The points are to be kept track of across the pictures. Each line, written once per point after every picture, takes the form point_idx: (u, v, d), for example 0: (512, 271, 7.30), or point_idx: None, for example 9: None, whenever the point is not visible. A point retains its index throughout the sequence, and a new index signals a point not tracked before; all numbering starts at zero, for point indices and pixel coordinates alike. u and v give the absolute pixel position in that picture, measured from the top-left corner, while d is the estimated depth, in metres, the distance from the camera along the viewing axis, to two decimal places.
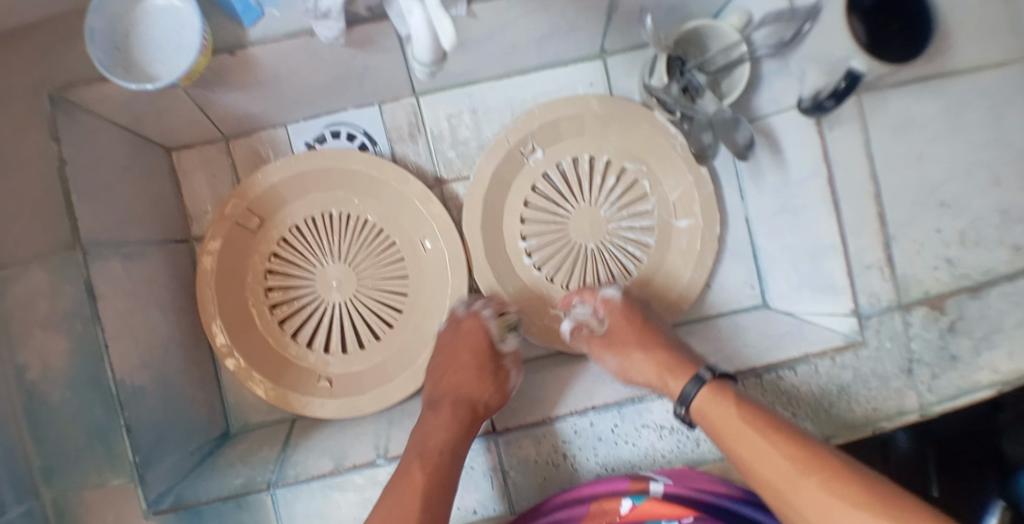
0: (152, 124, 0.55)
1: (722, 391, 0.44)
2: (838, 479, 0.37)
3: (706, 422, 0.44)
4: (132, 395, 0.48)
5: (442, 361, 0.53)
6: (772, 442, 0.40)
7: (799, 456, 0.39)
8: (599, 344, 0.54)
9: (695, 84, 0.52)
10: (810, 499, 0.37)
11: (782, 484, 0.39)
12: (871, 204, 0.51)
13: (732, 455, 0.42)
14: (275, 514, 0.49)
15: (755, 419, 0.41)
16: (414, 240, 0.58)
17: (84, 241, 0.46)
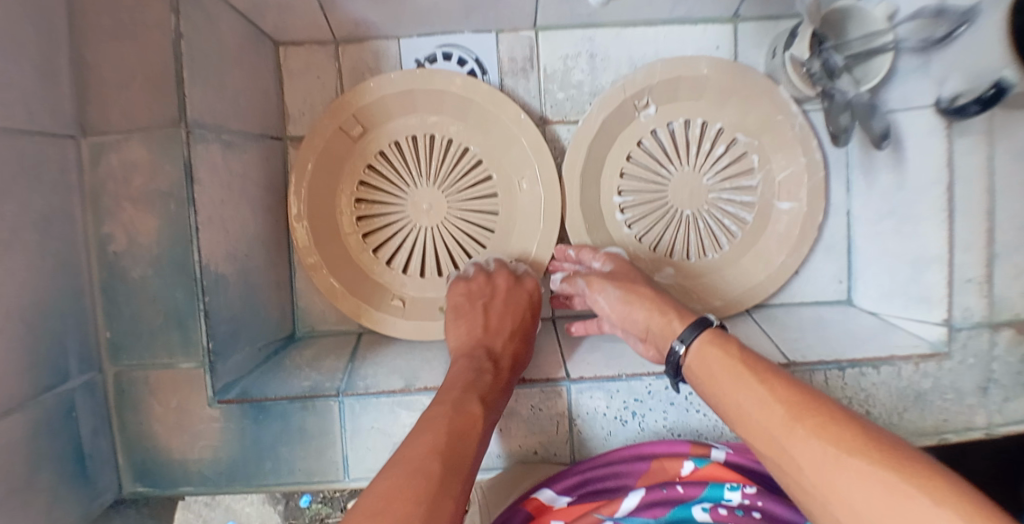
0: (269, 15, 0.53)
1: (724, 340, 0.41)
2: (837, 426, 0.31)
3: (699, 376, 0.41)
4: (215, 283, 0.49)
5: (481, 304, 0.51)
6: (767, 388, 0.35)
7: (792, 405, 0.33)
8: (598, 279, 0.50)
9: (832, 65, 0.48)
10: (799, 451, 0.31)
11: (771, 437, 0.33)
12: (982, 220, 0.50)
13: (726, 408, 0.37)
14: (340, 423, 0.50)
15: (754, 367, 0.37)
16: (513, 179, 0.57)
17: (191, 123, 0.46)
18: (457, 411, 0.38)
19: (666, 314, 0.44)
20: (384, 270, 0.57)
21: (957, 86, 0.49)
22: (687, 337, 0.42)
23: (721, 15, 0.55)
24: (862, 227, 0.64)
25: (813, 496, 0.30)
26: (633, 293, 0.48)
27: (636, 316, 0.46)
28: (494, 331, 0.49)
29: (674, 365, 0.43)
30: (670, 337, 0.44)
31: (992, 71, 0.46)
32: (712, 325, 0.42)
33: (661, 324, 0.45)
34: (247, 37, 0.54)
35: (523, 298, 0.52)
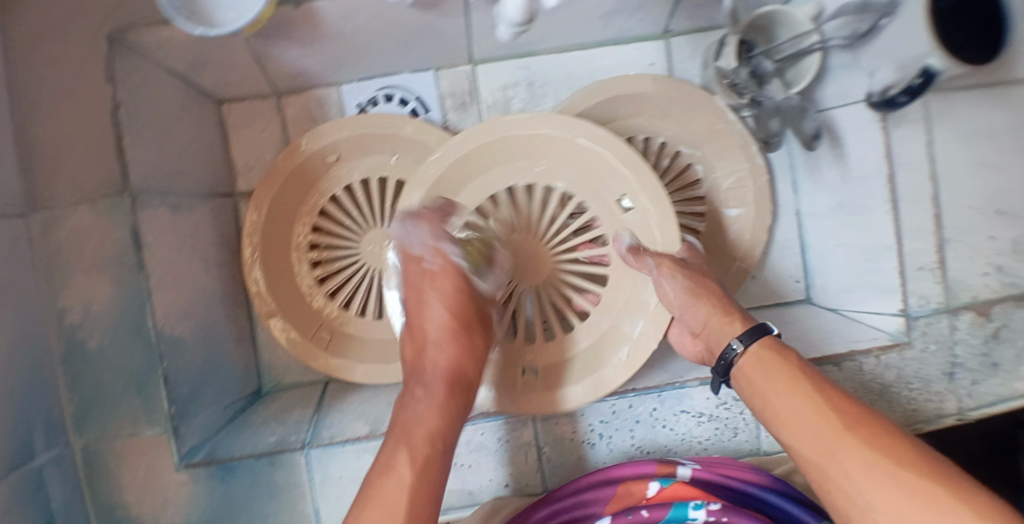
0: (207, 74, 0.54)
1: (780, 349, 0.43)
2: (885, 438, 0.33)
3: (749, 379, 0.42)
4: (174, 344, 0.49)
5: (416, 327, 0.48)
6: (818, 399, 0.38)
7: (842, 414, 0.36)
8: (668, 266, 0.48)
9: (762, 70, 0.52)
10: (847, 458, 0.33)
11: (819, 443, 0.36)
12: (926, 207, 0.52)
13: (780, 417, 0.39)
14: (308, 475, 0.49)
15: (812, 377, 0.40)
16: (610, 198, 0.51)
17: (136, 190, 0.47)
18: (391, 465, 0.38)
19: (730, 314, 0.47)
20: (340, 313, 0.57)
21: (888, 75, 0.48)
22: (745, 338, 0.44)
23: (652, 32, 0.57)
24: (811, 222, 0.65)
25: (851, 501, 0.33)
26: (701, 290, 0.48)
27: (699, 309, 0.48)
28: (426, 346, 0.46)
29: (725, 365, 0.45)
30: (728, 335, 0.45)
31: (918, 56, 0.44)
32: (771, 333, 0.43)
33: (720, 322, 0.47)
34: (187, 95, 0.55)
35: (456, 289, 0.49)
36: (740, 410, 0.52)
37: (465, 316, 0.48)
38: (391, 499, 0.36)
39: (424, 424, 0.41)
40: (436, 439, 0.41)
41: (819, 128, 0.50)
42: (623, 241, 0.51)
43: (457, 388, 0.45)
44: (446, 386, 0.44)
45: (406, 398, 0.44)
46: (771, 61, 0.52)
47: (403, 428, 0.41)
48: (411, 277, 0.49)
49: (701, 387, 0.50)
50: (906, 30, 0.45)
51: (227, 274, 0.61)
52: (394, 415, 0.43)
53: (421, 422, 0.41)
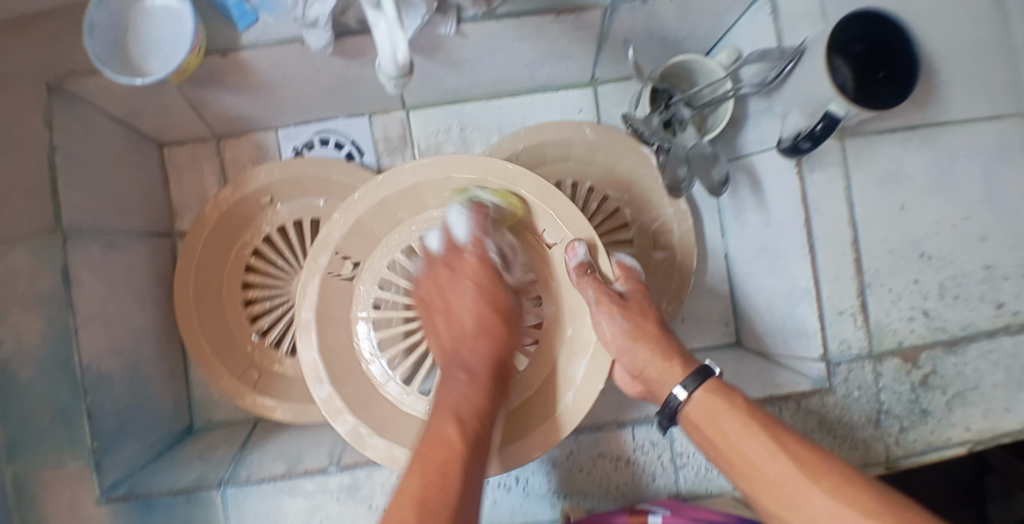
0: (148, 120, 0.59)
1: (723, 390, 0.42)
2: (848, 487, 0.33)
3: (699, 427, 0.41)
4: (98, 381, 0.51)
5: (440, 304, 0.45)
6: (772, 450, 0.37)
7: (800, 462, 0.36)
8: (609, 301, 0.45)
9: (679, 117, 0.56)
10: (812, 508, 0.34)
11: (780, 493, 0.36)
12: (848, 251, 0.51)
13: (733, 467, 0.39)
14: (223, 513, 0.50)
15: (760, 422, 0.39)
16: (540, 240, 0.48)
17: (67, 228, 0.49)
18: (439, 435, 0.36)
19: (669, 359, 0.44)
20: (268, 350, 0.61)
21: (798, 120, 0.49)
22: (689, 384, 0.42)
23: (581, 80, 0.63)
24: (740, 263, 0.68)
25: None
26: (640, 330, 0.45)
27: (638, 355, 0.45)
28: (463, 335, 0.43)
29: (671, 410, 0.43)
30: (671, 381, 0.43)
31: (823, 99, 0.45)
32: (714, 375, 0.42)
33: (659, 370, 0.44)
34: (125, 139, 0.59)
35: (482, 280, 0.45)
36: (659, 455, 0.51)
37: (502, 301, 0.45)
38: (432, 472, 0.34)
39: (463, 399, 0.39)
40: (483, 419, 0.39)
41: (727, 175, 0.52)
42: (578, 251, 0.45)
43: (501, 378, 0.43)
44: (489, 372, 0.42)
45: (447, 379, 0.41)
46: (689, 108, 0.55)
47: (443, 408, 0.39)
48: (437, 261, 0.46)
49: (618, 431, 0.51)
50: (809, 77, 0.45)
51: (161, 312, 0.63)
52: (434, 399, 0.41)
53: (464, 405, 0.39)
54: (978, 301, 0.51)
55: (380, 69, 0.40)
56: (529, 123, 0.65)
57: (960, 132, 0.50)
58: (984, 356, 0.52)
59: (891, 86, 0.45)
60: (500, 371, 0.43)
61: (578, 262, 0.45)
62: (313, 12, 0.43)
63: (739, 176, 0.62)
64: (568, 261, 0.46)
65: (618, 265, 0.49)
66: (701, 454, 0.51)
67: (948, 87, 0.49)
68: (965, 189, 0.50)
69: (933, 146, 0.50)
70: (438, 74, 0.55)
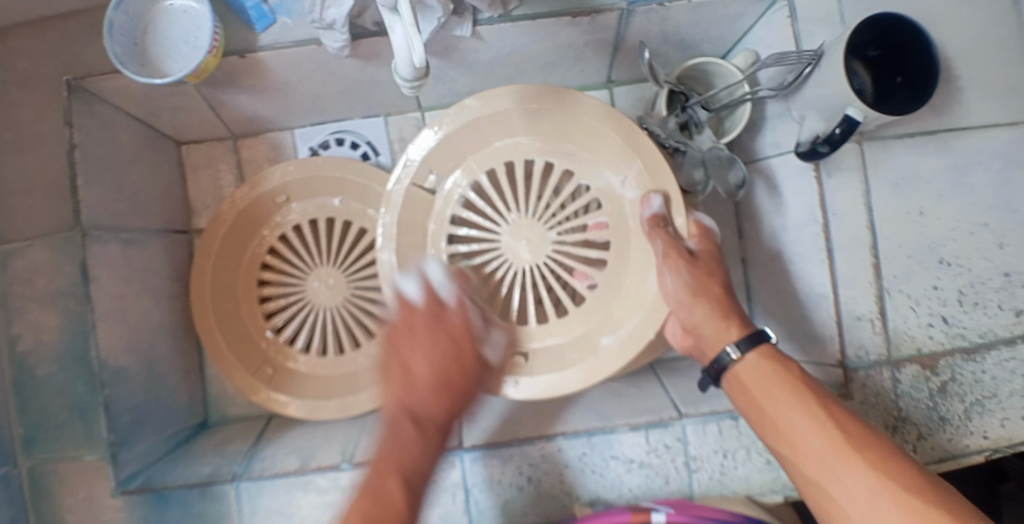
0: (166, 119, 0.60)
1: (779, 356, 0.40)
2: (892, 466, 0.32)
3: (743, 388, 0.40)
4: (115, 376, 0.51)
5: (397, 360, 0.46)
6: (816, 422, 0.36)
7: (846, 434, 0.35)
8: (675, 258, 0.44)
9: (695, 120, 0.54)
10: (851, 480, 0.33)
11: (820, 462, 0.35)
12: (867, 256, 0.50)
13: (768, 432, 0.38)
14: (237, 508, 0.50)
15: (807, 391, 0.38)
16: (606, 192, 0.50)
17: (87, 227, 0.49)
18: (377, 489, 0.37)
19: (728, 319, 0.42)
20: (284, 346, 0.61)
21: (815, 125, 0.48)
22: (742, 345, 0.41)
23: (597, 83, 0.63)
24: (757, 266, 0.67)
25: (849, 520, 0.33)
26: (703, 287, 0.43)
27: (695, 311, 0.43)
28: (414, 389, 0.44)
29: (717, 369, 0.42)
30: (727, 339, 0.42)
31: (840, 103, 0.45)
32: (770, 341, 0.41)
33: (715, 328, 0.42)
34: (146, 138, 0.60)
35: (448, 341, 0.46)
36: (671, 458, 0.50)
37: (467, 365, 0.46)
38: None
39: (405, 455, 0.40)
40: (419, 477, 0.40)
41: (744, 179, 0.50)
42: (653, 203, 0.47)
43: (446, 430, 0.44)
44: (439, 430, 0.43)
45: (393, 433, 0.41)
46: (706, 110, 0.54)
47: (387, 456, 0.40)
48: (414, 315, 0.48)
49: (632, 433, 0.50)
50: (827, 80, 0.45)
51: (178, 309, 0.64)
52: (379, 445, 0.41)
53: (408, 457, 0.40)
54: (997, 309, 0.51)
55: (397, 71, 0.41)
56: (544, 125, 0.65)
57: (980, 138, 0.49)
58: (1002, 364, 0.51)
59: (907, 91, 0.45)
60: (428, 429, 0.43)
61: (652, 214, 0.46)
62: (329, 15, 0.43)
63: (755, 178, 0.62)
64: (642, 211, 0.47)
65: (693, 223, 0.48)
66: (716, 457, 0.50)
67: (969, 92, 0.49)
68: (985, 195, 0.50)
69: (951, 152, 0.50)
70: (452, 77, 0.55)
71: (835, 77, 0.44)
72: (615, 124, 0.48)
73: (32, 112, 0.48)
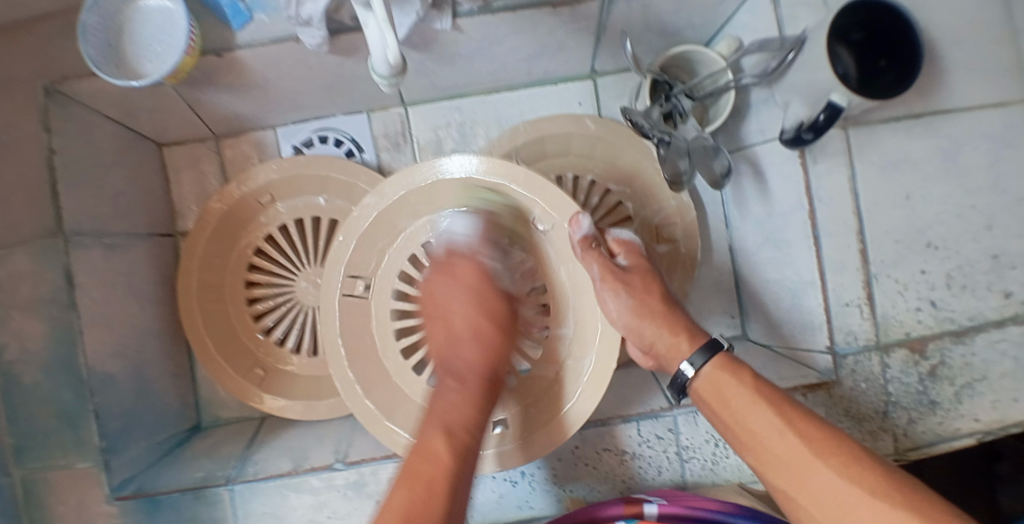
0: (145, 121, 0.59)
1: (732, 364, 0.42)
2: (858, 467, 0.35)
3: (705, 399, 0.42)
4: (103, 383, 0.51)
5: (440, 311, 0.48)
6: (783, 429, 0.38)
7: (807, 440, 0.37)
8: (613, 279, 0.46)
9: (680, 109, 0.54)
10: (820, 485, 0.35)
11: (788, 469, 0.37)
12: (854, 242, 0.50)
13: (734, 440, 0.40)
14: (231, 511, 0.50)
15: (770, 397, 0.39)
16: (529, 219, 0.49)
17: (69, 233, 0.49)
18: (427, 448, 0.39)
19: (676, 333, 0.44)
20: (274, 348, 0.61)
21: (799, 110, 0.48)
22: (696, 360, 0.42)
23: (580, 73, 0.63)
24: (745, 254, 0.67)
25: (823, 522, 0.35)
26: (644, 306, 0.46)
27: (643, 331, 0.45)
28: (455, 340, 0.47)
29: (679, 385, 0.44)
30: (679, 358, 0.44)
31: (824, 89, 0.44)
32: (726, 350, 0.42)
33: (668, 343, 0.45)
34: (125, 141, 0.59)
35: (478, 286, 0.48)
36: (664, 449, 0.50)
37: (500, 313, 0.49)
38: (417, 486, 0.37)
39: (451, 410, 0.42)
40: (470, 431, 0.42)
41: (728, 167, 0.51)
42: (582, 225, 0.47)
43: (492, 387, 0.46)
44: (481, 383, 0.45)
45: (439, 391, 0.44)
46: (690, 100, 0.54)
47: (421, 445, 0.40)
48: (440, 265, 0.49)
49: (624, 425, 0.50)
50: (810, 65, 0.45)
51: (165, 312, 0.63)
52: (428, 406, 0.44)
53: (455, 414, 0.42)
54: (985, 291, 0.50)
55: (373, 68, 0.40)
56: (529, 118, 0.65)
57: (965, 120, 0.49)
58: (991, 345, 0.51)
59: (893, 74, 0.45)
60: (495, 380, 0.46)
61: (583, 234, 0.47)
62: (305, 11, 0.43)
63: (742, 166, 0.62)
64: (572, 233, 0.48)
65: (614, 240, 0.51)
66: (707, 447, 0.51)
67: (952, 73, 0.48)
68: (970, 177, 0.50)
69: (937, 134, 0.49)
70: (433, 71, 0.55)
71: (817, 63, 0.44)
72: (536, 188, 0.48)
73: (6, 118, 0.47)
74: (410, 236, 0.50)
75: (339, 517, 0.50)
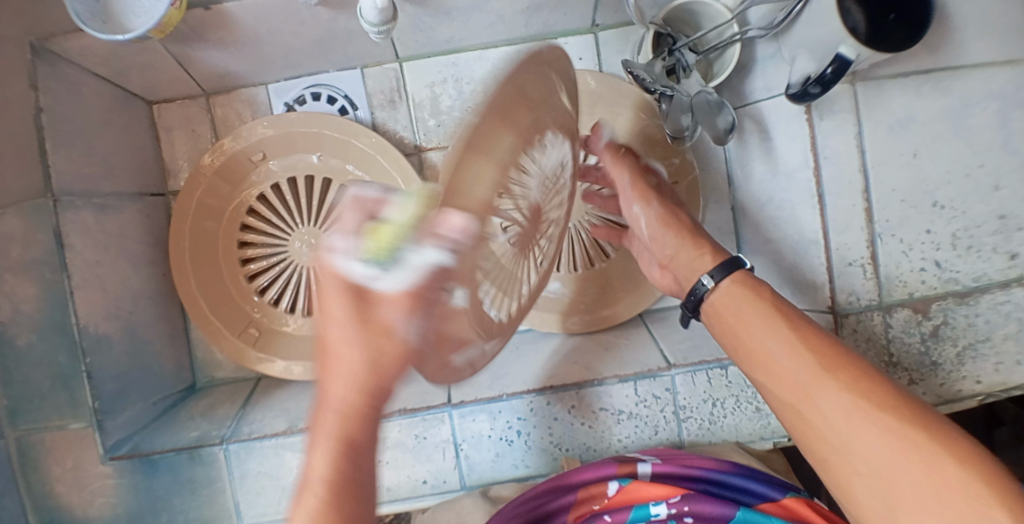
0: (134, 78, 0.58)
1: (751, 280, 0.41)
2: (869, 384, 0.32)
3: (722, 317, 0.40)
4: (97, 344, 0.50)
5: (320, 334, 0.27)
6: (793, 346, 0.36)
7: (821, 355, 0.34)
8: (642, 188, 0.48)
9: (683, 64, 0.53)
10: (827, 400, 0.33)
11: (796, 384, 0.34)
12: (859, 199, 0.49)
13: (746, 363, 0.38)
14: (227, 471, 0.50)
15: (780, 316, 0.37)
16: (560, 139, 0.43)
17: (58, 193, 0.48)
18: (315, 513, 0.25)
19: (700, 247, 0.45)
20: (269, 309, 0.60)
21: (806, 65, 0.47)
22: (717, 273, 0.42)
23: (580, 27, 0.61)
24: (748, 216, 0.66)
25: (826, 443, 0.32)
26: (670, 219, 0.47)
27: (668, 243, 0.46)
28: (333, 382, 0.27)
29: (695, 300, 0.43)
30: (700, 270, 0.43)
31: (832, 42, 0.43)
32: (744, 267, 0.41)
33: (691, 255, 0.45)
34: (115, 98, 0.58)
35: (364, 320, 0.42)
36: (660, 408, 0.50)
37: (397, 337, 0.26)
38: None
39: (324, 506, 0.25)
40: (340, 467, 0.26)
41: (732, 124, 0.49)
42: (603, 132, 0.51)
43: (356, 421, 0.27)
44: (406, 422, 0.31)
45: (310, 444, 0.27)
46: (694, 54, 0.52)
47: (331, 484, 0.26)
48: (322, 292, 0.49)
49: (621, 385, 0.49)
50: (817, 17, 0.43)
51: (159, 274, 0.62)
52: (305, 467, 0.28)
53: (317, 460, 0.26)
54: (990, 253, 0.50)
55: (363, 15, 0.39)
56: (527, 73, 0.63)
57: (975, 77, 0.48)
58: (996, 308, 0.50)
59: (900, 27, 0.43)
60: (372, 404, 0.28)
61: (606, 141, 0.50)
62: None
63: (747, 124, 0.60)
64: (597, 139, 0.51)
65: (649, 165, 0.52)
66: (705, 407, 0.50)
67: (967, 26, 0.47)
68: (979, 135, 0.48)
69: (947, 92, 0.48)
70: (429, 24, 0.53)
71: (825, 18, 0.42)
72: (574, 105, 0.46)
73: None
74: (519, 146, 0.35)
75: None
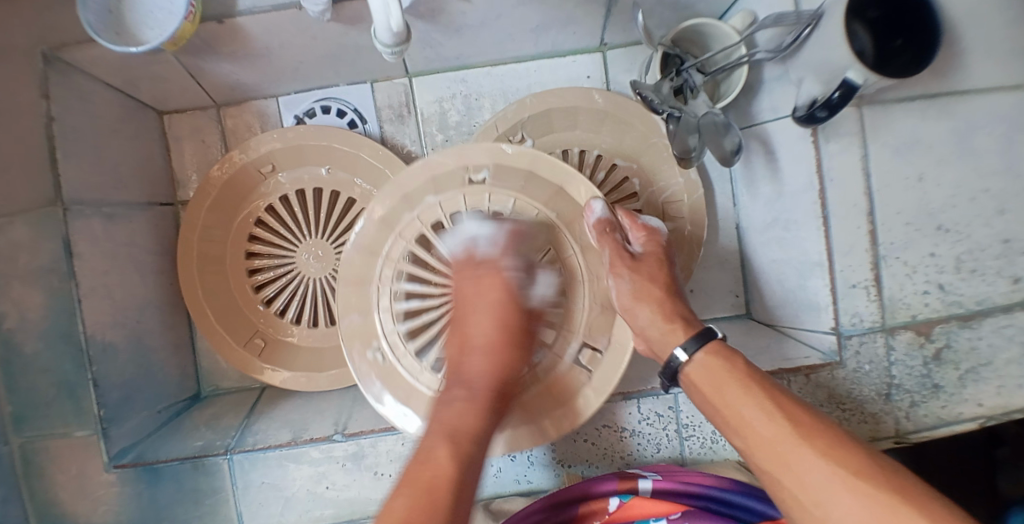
0: (145, 88, 0.58)
1: (724, 351, 0.42)
2: (840, 452, 0.34)
3: (699, 387, 0.41)
4: (103, 352, 0.50)
5: (459, 314, 0.46)
6: (768, 415, 0.37)
7: (795, 423, 0.37)
8: (625, 261, 0.47)
9: (691, 84, 0.54)
10: (805, 470, 0.34)
11: (773, 452, 0.36)
12: (864, 222, 0.49)
13: (725, 429, 0.40)
14: (230, 481, 0.50)
15: (753, 386, 0.39)
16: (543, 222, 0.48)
17: (68, 201, 0.48)
18: (430, 456, 0.37)
19: (672, 322, 0.45)
20: (275, 319, 0.61)
21: (813, 87, 0.47)
22: (690, 346, 0.42)
23: (589, 46, 0.62)
24: (752, 234, 0.66)
25: (807, 512, 0.34)
26: (646, 290, 0.46)
27: (638, 312, 0.45)
28: (465, 413, 0.40)
29: (671, 371, 0.44)
30: (673, 342, 0.44)
31: (838, 67, 0.43)
32: (716, 336, 0.43)
33: (663, 329, 0.45)
34: (125, 108, 0.59)
35: (502, 300, 0.45)
36: (664, 426, 0.50)
37: (517, 323, 0.45)
38: (424, 494, 0.34)
39: (461, 418, 0.39)
40: (478, 440, 0.39)
41: (739, 144, 0.49)
42: (596, 209, 0.47)
43: (477, 445, 0.38)
44: (489, 395, 0.41)
45: (426, 455, 0.37)
46: (701, 74, 0.54)
47: (445, 428, 0.39)
48: (462, 270, 0.48)
49: (624, 403, 0.50)
50: (824, 41, 0.43)
51: (165, 283, 0.63)
52: (431, 414, 0.41)
53: (463, 421, 0.39)
54: (994, 276, 0.50)
55: (376, 37, 0.39)
56: (535, 90, 0.64)
57: (980, 103, 0.48)
58: (998, 330, 0.50)
59: (911, 52, 0.43)
60: (473, 445, 0.38)
61: (597, 218, 0.47)
62: None
63: (753, 144, 0.61)
64: (586, 218, 0.48)
65: (640, 225, 0.51)
66: (707, 425, 0.50)
67: (973, 53, 0.47)
68: (983, 160, 0.49)
69: (951, 116, 0.48)
70: (439, 40, 0.54)
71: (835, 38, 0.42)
72: (551, 174, 0.48)
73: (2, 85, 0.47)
74: (408, 232, 0.48)
75: (338, 488, 0.50)
